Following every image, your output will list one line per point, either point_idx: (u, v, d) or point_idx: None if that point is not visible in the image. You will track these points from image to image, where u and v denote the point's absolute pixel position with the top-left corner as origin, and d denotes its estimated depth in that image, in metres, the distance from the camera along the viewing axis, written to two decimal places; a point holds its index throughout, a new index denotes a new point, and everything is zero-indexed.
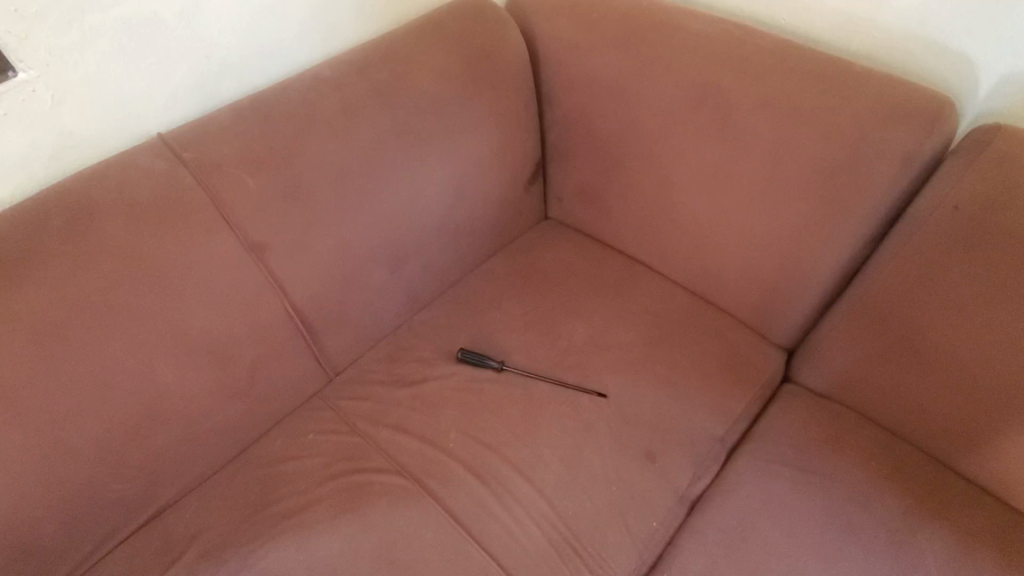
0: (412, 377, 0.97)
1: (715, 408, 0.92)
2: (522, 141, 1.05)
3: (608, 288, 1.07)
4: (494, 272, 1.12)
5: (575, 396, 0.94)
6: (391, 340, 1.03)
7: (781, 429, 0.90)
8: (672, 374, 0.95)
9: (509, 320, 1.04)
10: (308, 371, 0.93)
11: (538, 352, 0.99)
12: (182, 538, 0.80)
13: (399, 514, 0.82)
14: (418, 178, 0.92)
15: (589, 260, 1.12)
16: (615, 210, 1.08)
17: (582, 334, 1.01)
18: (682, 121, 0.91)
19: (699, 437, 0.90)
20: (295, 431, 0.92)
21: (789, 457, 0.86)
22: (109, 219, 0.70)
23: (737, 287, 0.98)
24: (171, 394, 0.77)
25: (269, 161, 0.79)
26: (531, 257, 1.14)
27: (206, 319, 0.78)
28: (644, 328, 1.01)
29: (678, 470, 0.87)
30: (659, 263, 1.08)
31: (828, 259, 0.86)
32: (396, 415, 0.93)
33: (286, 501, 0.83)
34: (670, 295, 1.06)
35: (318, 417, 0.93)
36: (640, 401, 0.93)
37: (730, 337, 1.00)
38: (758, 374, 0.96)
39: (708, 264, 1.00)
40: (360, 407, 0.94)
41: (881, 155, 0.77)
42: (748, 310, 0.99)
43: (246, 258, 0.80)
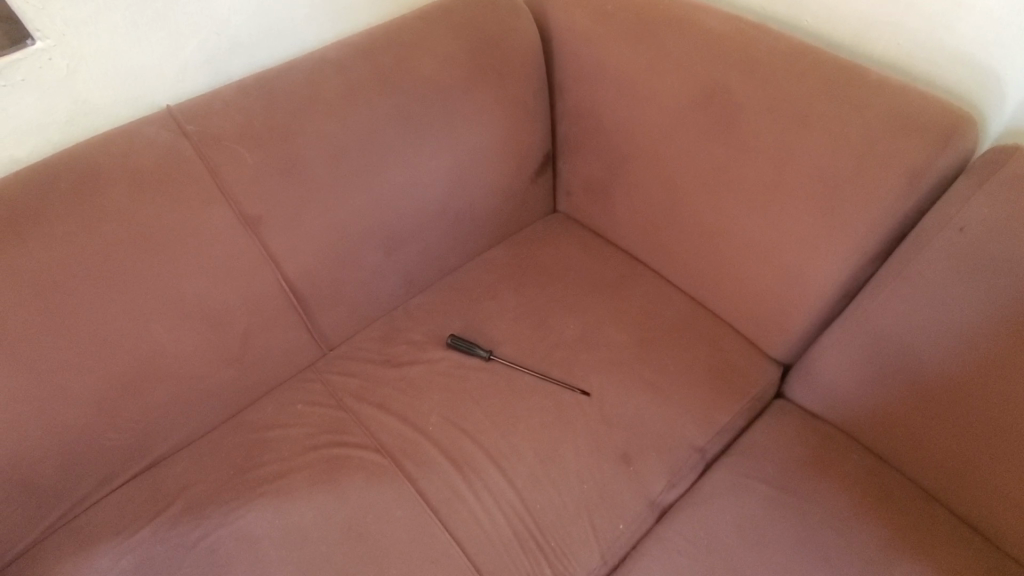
0: (402, 358, 0.99)
1: (698, 417, 0.91)
2: (529, 132, 1.04)
3: (606, 286, 1.06)
4: (495, 261, 1.12)
5: (558, 392, 0.94)
6: (385, 321, 1.05)
7: (765, 445, 0.88)
8: (658, 379, 0.94)
9: (502, 310, 1.04)
10: (301, 344, 0.96)
11: (527, 344, 1.00)
12: (170, 491, 0.85)
13: (373, 489, 0.85)
14: (419, 165, 0.93)
15: (590, 256, 1.11)
16: (619, 207, 1.06)
17: (573, 331, 1.01)
18: (689, 122, 0.88)
19: (678, 444, 0.88)
20: (285, 401, 0.95)
21: (769, 476, 0.84)
22: (113, 186, 0.74)
23: (736, 295, 0.95)
24: (165, 355, 0.82)
25: (268, 138, 0.81)
26: (533, 249, 1.13)
27: (201, 286, 0.81)
28: (637, 330, 1.00)
29: (652, 475, 0.86)
30: (661, 265, 1.05)
31: (830, 275, 0.82)
32: (382, 394, 0.95)
33: (269, 466, 0.87)
34: (668, 298, 1.04)
35: (307, 389, 0.96)
36: (622, 402, 0.92)
37: (725, 347, 0.97)
38: (748, 387, 0.93)
39: (709, 270, 0.97)
40: (348, 384, 0.97)
41: (889, 171, 0.73)
42: (746, 321, 0.97)
43: (243, 232, 0.83)
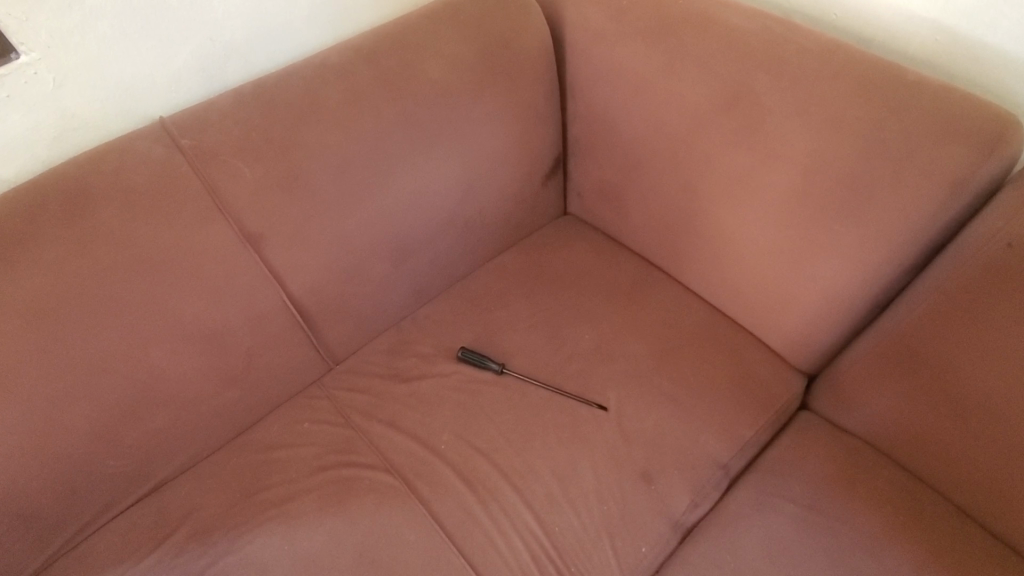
0: (411, 372, 0.96)
1: (720, 432, 0.87)
2: (540, 134, 1.00)
3: (622, 294, 1.03)
4: (505, 268, 1.08)
5: (575, 407, 0.90)
6: (393, 332, 1.01)
7: (790, 462, 0.85)
8: (678, 392, 0.91)
9: (515, 320, 1.01)
10: (307, 360, 0.93)
11: (541, 357, 0.96)
12: (175, 516, 0.82)
13: (384, 513, 0.82)
14: (427, 174, 0.89)
15: (604, 262, 1.07)
16: (634, 212, 1.02)
17: (588, 342, 0.97)
18: (711, 124, 0.84)
19: (700, 461, 0.85)
20: (291, 419, 0.92)
21: (795, 494, 0.81)
22: (106, 205, 0.71)
23: (758, 304, 0.92)
24: (166, 378, 0.78)
25: (267, 150, 0.77)
26: (544, 255, 1.09)
27: (201, 306, 0.78)
28: (655, 341, 0.97)
29: (674, 494, 0.83)
30: (678, 270, 1.02)
31: (860, 286, 0.78)
32: (391, 410, 0.92)
33: (276, 489, 0.84)
34: (686, 306, 1.00)
35: (314, 406, 0.93)
36: (641, 418, 0.89)
37: (747, 357, 0.94)
38: (771, 399, 0.90)
39: (730, 278, 0.93)
40: (357, 400, 0.93)
41: (928, 178, 0.69)
42: (770, 331, 0.93)
43: (243, 248, 0.79)
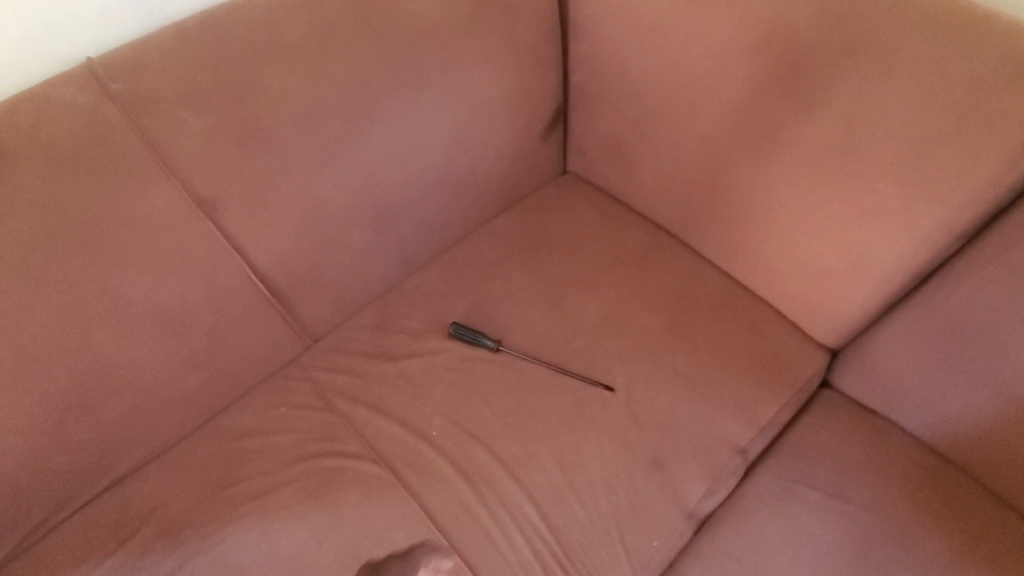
0: (398, 350, 0.87)
1: (738, 414, 0.80)
2: (541, 82, 0.89)
3: (629, 263, 0.93)
4: (500, 234, 0.98)
5: (580, 388, 0.82)
6: (378, 307, 0.91)
7: (813, 445, 0.79)
8: (691, 370, 0.83)
9: (512, 292, 0.91)
10: (281, 339, 0.83)
11: (542, 333, 0.88)
12: (138, 513, 0.75)
13: (371, 508, 0.75)
14: (412, 128, 0.78)
15: (609, 227, 0.97)
16: (644, 171, 0.92)
17: (592, 316, 0.89)
18: (739, 68, 0.73)
19: (717, 446, 0.78)
20: (267, 404, 0.83)
21: (818, 481, 0.75)
22: (24, 164, 0.59)
23: (783, 273, 0.83)
24: (116, 364, 0.69)
25: (218, 97, 0.65)
26: (544, 219, 0.99)
27: (152, 282, 0.67)
28: (666, 314, 0.88)
29: (689, 483, 0.76)
30: (692, 236, 0.93)
31: (905, 254, 0.69)
32: (377, 393, 0.83)
33: (250, 482, 0.76)
34: (700, 275, 0.92)
35: (291, 388, 0.84)
36: (651, 399, 0.81)
37: (766, 331, 0.86)
38: (792, 377, 0.83)
39: (752, 244, 0.84)
40: (339, 382, 0.85)
41: (997, 131, 0.59)
42: (792, 302, 0.85)
43: (197, 215, 0.68)
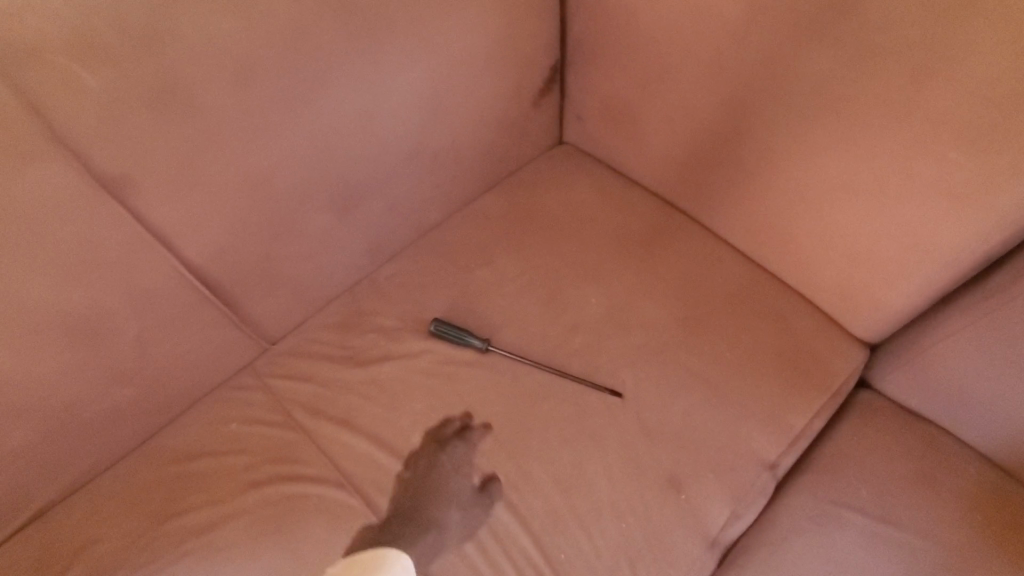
0: (370, 353, 0.75)
1: (766, 423, 0.69)
2: (534, 33, 0.75)
3: (637, 246, 0.81)
4: (488, 214, 0.85)
5: (583, 395, 0.71)
6: (346, 301, 0.79)
7: (854, 459, 0.68)
8: (711, 372, 0.72)
9: (502, 282, 0.79)
10: (230, 343, 0.71)
11: (537, 330, 0.75)
12: (63, 553, 0.63)
13: (338, 543, 0.64)
14: (376, 87, 0.64)
15: (613, 204, 0.85)
16: (654, 139, 0.79)
17: (596, 309, 0.77)
18: (771, 8, 0.60)
19: (743, 462, 0.67)
20: (216, 419, 0.71)
21: (861, 501, 0.65)
22: None
23: (817, 258, 0.72)
24: (14, 385, 0.56)
25: (117, 46, 0.50)
26: (537, 196, 0.86)
27: (51, 283, 0.54)
28: (681, 307, 0.76)
29: (710, 505, 0.65)
30: (709, 214, 0.80)
31: (973, 237, 0.59)
32: (345, 405, 0.71)
33: (195, 514, 0.65)
34: (719, 259, 0.79)
35: (245, 401, 0.72)
36: (665, 407, 0.70)
37: (795, 325, 0.75)
38: (825, 378, 0.72)
39: (781, 225, 0.73)
40: (300, 392, 0.72)
41: None
42: (826, 291, 0.74)
43: (103, 198, 0.54)
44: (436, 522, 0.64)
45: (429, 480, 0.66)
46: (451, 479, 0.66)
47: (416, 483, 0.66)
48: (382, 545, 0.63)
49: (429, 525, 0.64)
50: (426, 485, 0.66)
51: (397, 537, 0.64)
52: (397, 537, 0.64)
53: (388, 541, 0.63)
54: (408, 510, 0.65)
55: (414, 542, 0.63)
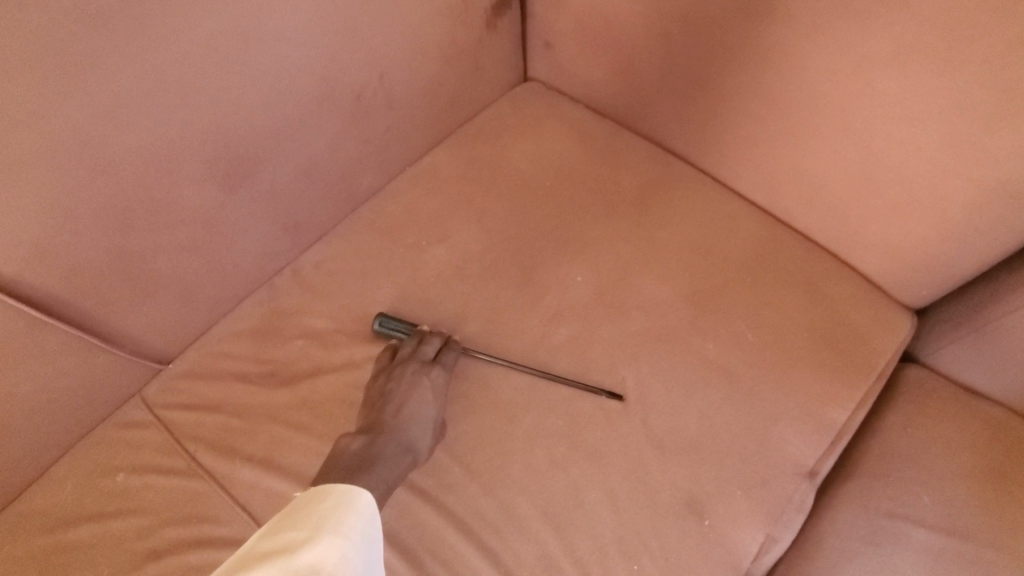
0: (297, 366, 0.58)
1: (800, 420, 0.56)
2: None
3: (628, 205, 0.64)
4: (439, 174, 0.66)
5: (573, 402, 0.56)
6: (262, 300, 0.61)
7: (909, 456, 0.55)
8: (730, 359, 0.57)
9: (462, 262, 0.62)
10: (102, 370, 0.53)
11: (510, 321, 0.59)
12: None
13: None
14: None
15: (595, 152, 0.67)
16: (643, 64, 0.62)
17: (582, 288, 0.61)
18: None
19: (775, 472, 0.54)
20: (97, 469, 0.54)
21: (923, 510, 0.52)
22: None
23: (858, 207, 0.57)
24: None
25: None
26: (500, 147, 0.68)
27: None
28: (688, 279, 0.61)
29: (740, 531, 0.52)
30: (717, 158, 0.64)
31: None
32: (268, 438, 0.55)
33: None
34: (731, 215, 0.64)
35: (135, 441, 0.55)
36: (677, 409, 0.56)
37: (829, 293, 0.60)
38: (871, 357, 0.58)
39: (811, 167, 0.57)
40: (208, 425, 0.56)
41: None
42: (868, 247, 0.59)
43: None
44: (409, 450, 0.52)
45: (396, 399, 0.53)
46: (421, 397, 0.54)
47: (379, 410, 0.53)
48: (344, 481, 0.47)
49: (402, 455, 0.51)
50: (391, 405, 0.53)
51: (363, 467, 0.48)
52: (364, 468, 0.48)
53: (352, 475, 0.48)
54: (373, 438, 0.51)
55: (386, 477, 0.49)
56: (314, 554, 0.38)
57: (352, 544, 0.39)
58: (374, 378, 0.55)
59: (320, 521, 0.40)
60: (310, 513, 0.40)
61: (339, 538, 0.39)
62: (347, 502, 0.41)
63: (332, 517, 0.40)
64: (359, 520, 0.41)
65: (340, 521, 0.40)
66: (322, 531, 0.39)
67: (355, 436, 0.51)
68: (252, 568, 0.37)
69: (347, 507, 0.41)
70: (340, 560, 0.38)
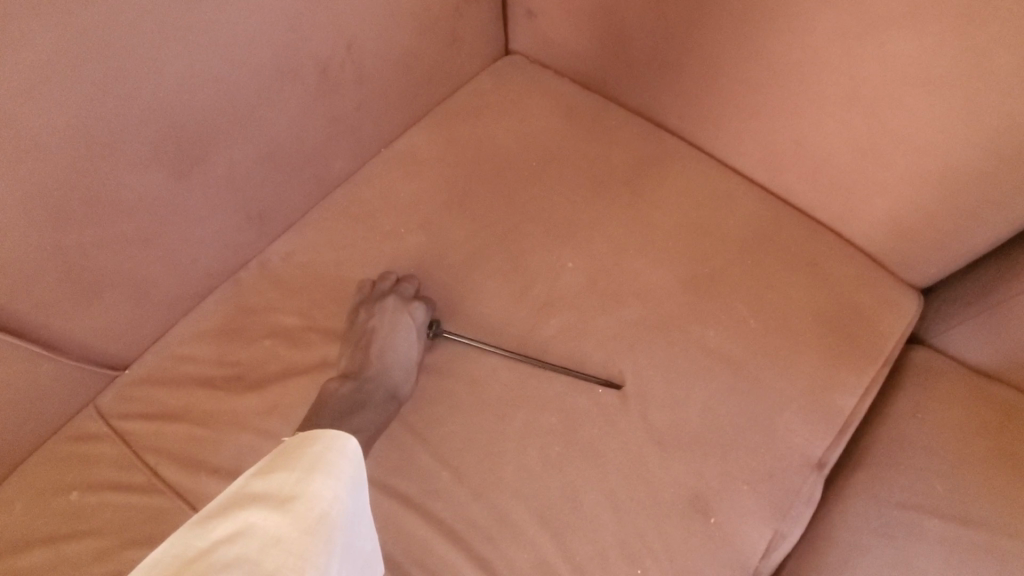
0: (267, 368, 0.53)
1: (807, 410, 0.53)
2: None
3: (620, 184, 0.60)
4: (416, 156, 0.62)
5: (567, 398, 0.52)
6: (226, 297, 0.56)
7: (919, 442, 0.52)
8: (732, 346, 0.54)
9: (444, 251, 0.57)
10: (47, 380, 0.48)
11: (497, 312, 0.55)
12: None
13: None
14: None
15: (584, 129, 0.63)
16: (633, 32, 0.58)
17: (573, 275, 0.57)
18: None
19: (782, 464, 0.51)
20: (45, 487, 0.49)
21: (935, 499, 0.50)
22: None
23: (864, 182, 0.54)
24: None
25: None
26: (482, 125, 0.63)
27: None
28: (686, 262, 0.57)
29: (748, 529, 0.49)
30: (713, 134, 0.60)
31: None
32: (237, 447, 0.50)
33: None
34: (729, 194, 0.60)
35: (88, 456, 0.50)
36: (677, 401, 0.52)
37: (832, 273, 0.57)
38: (878, 339, 0.55)
39: (814, 140, 0.54)
40: (170, 435, 0.51)
41: None
42: (873, 225, 0.56)
43: None
44: (394, 397, 0.51)
45: (382, 343, 0.51)
46: (406, 341, 0.52)
47: (365, 354, 0.51)
48: (329, 427, 0.47)
49: (387, 403, 0.50)
50: (376, 352, 0.51)
51: (349, 413, 0.48)
52: (349, 414, 0.48)
53: (339, 422, 0.47)
54: (360, 383, 0.50)
55: (368, 425, 0.49)
56: (306, 497, 0.35)
57: (345, 484, 0.37)
58: (359, 315, 0.53)
59: (310, 462, 0.37)
60: (300, 455, 0.37)
61: (331, 482, 0.36)
62: (336, 447, 0.38)
63: (323, 457, 0.37)
64: (352, 461, 0.38)
65: (332, 462, 0.37)
66: (310, 478, 0.36)
67: (342, 380, 0.50)
68: (240, 511, 0.34)
69: (338, 452, 0.37)
70: (334, 503, 0.35)
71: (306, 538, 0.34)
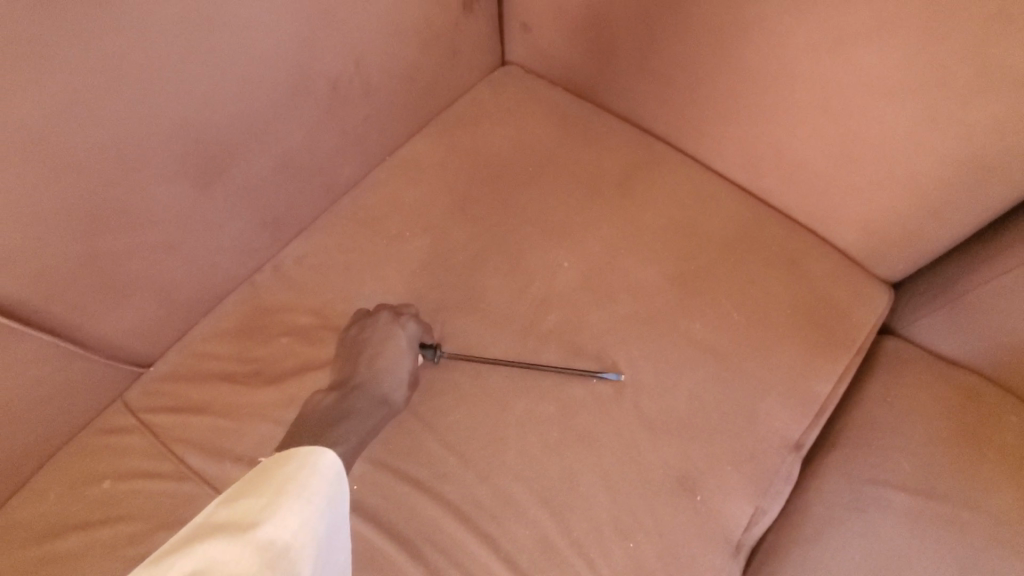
0: (284, 363, 0.57)
1: (786, 395, 0.57)
2: None
3: (611, 188, 0.64)
4: (420, 162, 0.65)
5: (564, 387, 0.56)
6: (244, 298, 0.59)
7: (889, 423, 0.57)
8: (716, 338, 0.58)
9: (447, 252, 0.61)
10: (82, 376, 0.51)
11: (498, 308, 0.59)
12: None
13: None
14: None
15: (577, 135, 0.67)
16: (622, 45, 0.62)
17: (568, 273, 0.61)
18: None
19: (763, 446, 0.55)
20: (81, 476, 0.53)
21: (902, 474, 0.54)
22: None
23: (836, 184, 0.58)
24: None
25: None
26: (481, 133, 0.67)
27: None
28: (673, 260, 0.61)
29: (731, 505, 0.54)
30: (697, 139, 0.64)
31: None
32: (258, 437, 0.54)
33: None
34: (713, 195, 0.64)
35: (119, 448, 0.54)
36: (666, 389, 0.57)
37: (809, 268, 0.61)
38: (850, 330, 0.60)
39: (791, 146, 0.58)
40: (195, 427, 0.55)
41: None
42: (847, 223, 0.60)
43: None
44: (381, 409, 0.53)
45: (370, 353, 0.54)
46: (394, 355, 0.54)
47: (354, 365, 0.54)
48: (315, 434, 0.50)
49: (372, 415, 0.53)
50: (363, 367, 0.54)
51: (335, 422, 0.51)
52: (335, 423, 0.51)
53: (321, 431, 0.50)
54: (345, 395, 0.53)
55: (349, 436, 0.51)
56: (280, 514, 0.38)
57: (316, 503, 0.40)
58: (352, 331, 0.56)
59: (284, 481, 0.40)
60: (274, 476, 0.41)
61: (304, 499, 0.40)
62: (309, 467, 0.42)
63: (297, 477, 0.41)
64: (324, 479, 0.41)
65: (305, 480, 0.41)
66: (285, 495, 0.39)
67: (327, 393, 0.53)
68: (214, 532, 0.37)
69: (312, 471, 0.41)
70: (307, 518, 0.39)
71: (278, 554, 0.36)
